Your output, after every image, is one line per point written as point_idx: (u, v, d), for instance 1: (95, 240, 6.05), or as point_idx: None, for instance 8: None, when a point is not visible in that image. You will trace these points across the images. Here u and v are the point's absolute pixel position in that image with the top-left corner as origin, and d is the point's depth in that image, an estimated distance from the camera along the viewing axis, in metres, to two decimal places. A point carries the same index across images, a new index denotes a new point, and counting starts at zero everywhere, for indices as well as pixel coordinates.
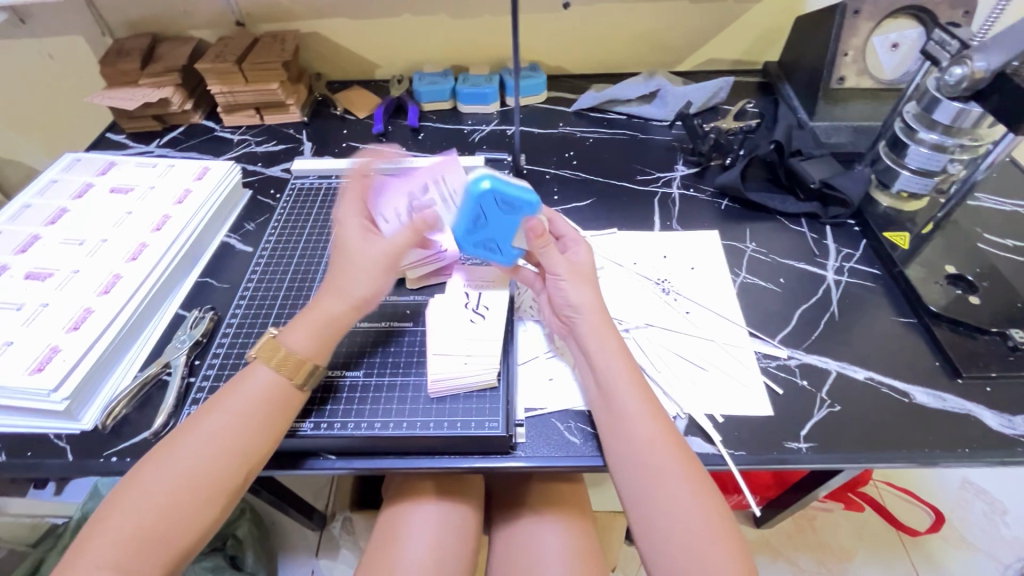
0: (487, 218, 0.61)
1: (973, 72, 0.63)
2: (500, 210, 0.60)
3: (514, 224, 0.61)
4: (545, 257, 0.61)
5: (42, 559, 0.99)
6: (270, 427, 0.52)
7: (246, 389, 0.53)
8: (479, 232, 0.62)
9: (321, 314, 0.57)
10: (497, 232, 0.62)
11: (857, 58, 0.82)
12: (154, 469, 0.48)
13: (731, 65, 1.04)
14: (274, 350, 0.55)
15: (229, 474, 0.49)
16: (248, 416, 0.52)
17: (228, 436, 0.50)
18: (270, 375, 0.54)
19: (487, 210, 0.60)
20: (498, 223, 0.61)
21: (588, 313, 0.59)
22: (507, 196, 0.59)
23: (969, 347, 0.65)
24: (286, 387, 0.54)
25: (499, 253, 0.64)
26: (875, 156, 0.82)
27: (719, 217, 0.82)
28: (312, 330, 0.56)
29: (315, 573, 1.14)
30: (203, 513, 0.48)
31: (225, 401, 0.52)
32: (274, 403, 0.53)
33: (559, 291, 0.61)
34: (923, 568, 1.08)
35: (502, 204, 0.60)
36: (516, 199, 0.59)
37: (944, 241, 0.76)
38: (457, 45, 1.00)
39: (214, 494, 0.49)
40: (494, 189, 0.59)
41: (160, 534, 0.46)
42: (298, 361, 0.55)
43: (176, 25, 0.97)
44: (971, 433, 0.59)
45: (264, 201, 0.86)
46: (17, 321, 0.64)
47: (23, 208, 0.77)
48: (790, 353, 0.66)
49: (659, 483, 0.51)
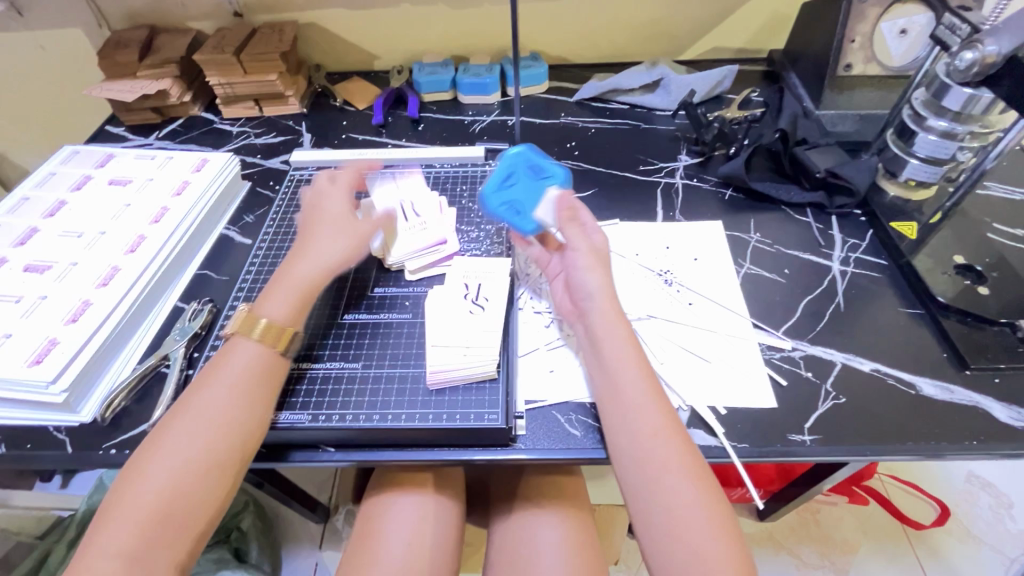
0: (516, 179, 0.70)
1: (984, 56, 0.61)
2: (529, 175, 0.71)
3: (540, 193, 0.69)
4: (568, 232, 0.63)
5: (48, 551, 0.99)
6: (261, 397, 0.52)
7: (233, 363, 0.53)
8: (508, 188, 0.70)
9: (297, 280, 0.59)
10: (522, 195, 0.69)
11: (864, 44, 0.80)
12: (151, 455, 0.48)
13: (735, 53, 1.02)
14: (253, 325, 0.55)
15: (231, 460, 0.49)
16: (240, 389, 0.52)
17: (221, 414, 0.50)
18: (255, 349, 0.54)
19: (517, 173, 0.71)
20: (526, 186, 0.70)
21: (598, 298, 0.59)
22: (538, 166, 0.72)
23: (976, 338, 0.64)
24: (273, 356, 0.54)
25: (519, 220, 0.68)
26: (881, 145, 0.81)
27: (723, 207, 0.81)
28: (291, 297, 0.57)
29: (320, 566, 1.14)
30: (212, 490, 0.48)
31: (212, 378, 0.52)
32: (262, 373, 0.53)
33: (572, 269, 0.61)
34: (928, 562, 1.07)
35: (532, 171, 0.72)
36: (544, 171, 0.72)
37: (953, 231, 0.75)
38: (457, 34, 0.99)
39: (220, 471, 0.48)
40: (527, 156, 0.72)
41: (170, 516, 0.46)
42: (279, 329, 0.55)
43: (174, 16, 0.96)
44: (979, 425, 0.58)
45: (263, 193, 0.85)
46: (16, 313, 0.64)
47: (22, 200, 0.76)
48: (795, 345, 0.66)
49: (659, 475, 0.50)
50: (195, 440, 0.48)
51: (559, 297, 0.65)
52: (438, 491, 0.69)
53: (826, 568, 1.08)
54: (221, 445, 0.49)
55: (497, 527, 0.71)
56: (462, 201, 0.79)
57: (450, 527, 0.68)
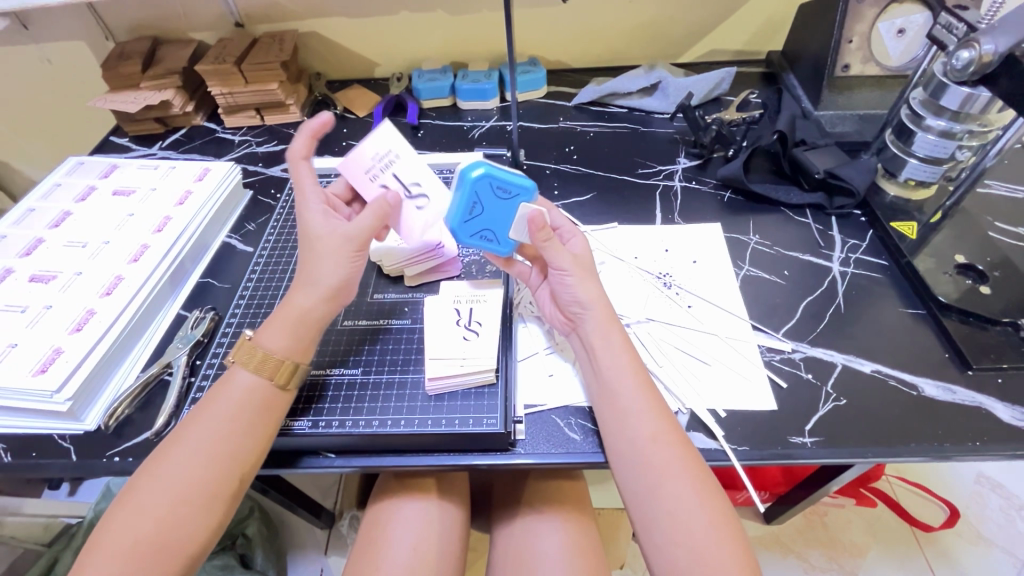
0: (483, 206, 0.59)
1: (981, 55, 0.61)
2: (497, 197, 0.59)
3: (511, 212, 0.60)
4: (550, 253, 0.59)
5: (56, 558, 1.00)
6: (257, 429, 0.52)
7: (228, 395, 0.53)
8: (476, 222, 0.60)
9: (292, 309, 0.57)
10: (495, 220, 0.60)
11: (862, 45, 0.80)
12: (149, 478, 0.49)
13: (734, 56, 1.03)
14: (251, 353, 0.55)
15: (225, 478, 0.50)
16: (234, 421, 0.52)
17: (217, 444, 0.50)
18: (251, 378, 0.54)
19: (482, 198, 0.59)
20: (494, 212, 0.60)
21: (588, 308, 0.58)
22: (505, 183, 0.58)
23: (979, 339, 0.63)
24: (268, 388, 0.54)
25: (496, 243, 0.62)
26: (881, 145, 0.81)
27: (722, 209, 0.81)
28: (286, 327, 0.56)
29: (325, 572, 1.15)
30: (203, 520, 0.48)
31: (209, 407, 0.52)
32: (257, 405, 0.53)
33: (559, 286, 0.59)
34: (938, 565, 1.06)
35: (499, 190, 0.58)
36: (514, 185, 0.58)
37: (954, 230, 0.75)
38: (456, 41, 0.99)
39: (213, 501, 0.49)
40: (490, 176, 0.57)
41: (162, 545, 0.46)
42: (276, 362, 0.54)
43: (176, 27, 0.98)
44: (983, 426, 0.58)
45: (264, 201, 0.86)
46: (21, 323, 0.64)
47: (26, 212, 0.78)
48: (794, 346, 0.65)
49: (660, 480, 0.50)
50: (191, 470, 0.49)
51: (547, 308, 0.64)
52: (443, 497, 0.69)
53: (834, 571, 1.07)
54: (216, 476, 0.49)
55: (498, 533, 0.71)
56: None
57: (455, 532, 0.68)
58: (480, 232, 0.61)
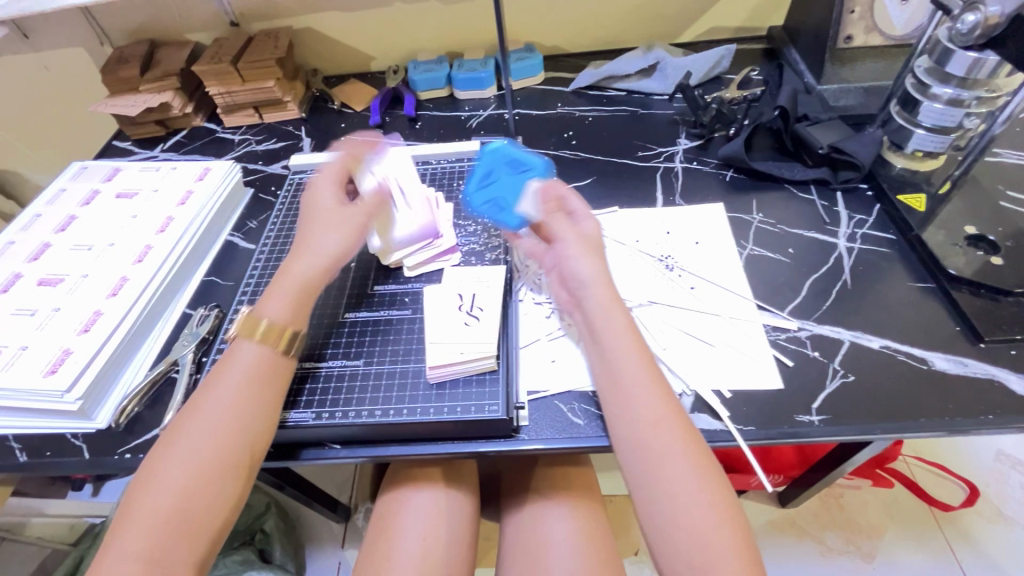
0: (497, 175, 0.74)
1: (986, 18, 0.60)
2: (510, 172, 0.74)
3: (521, 186, 0.71)
4: (557, 224, 0.62)
5: (82, 556, 1.02)
6: (266, 400, 0.53)
7: (235, 367, 0.54)
8: (486, 189, 0.74)
9: (293, 279, 0.58)
10: (504, 192, 0.72)
11: (864, 14, 0.78)
12: (161, 460, 0.49)
13: (733, 33, 1.01)
14: (254, 326, 0.55)
15: (235, 450, 0.50)
16: (244, 393, 0.52)
17: (230, 418, 0.51)
18: (256, 349, 0.55)
19: (497, 167, 0.75)
20: (506, 183, 0.73)
21: (594, 286, 0.58)
22: (518, 159, 0.75)
23: (991, 310, 0.62)
24: (274, 356, 0.55)
25: (505, 215, 0.70)
26: (885, 117, 0.79)
27: (724, 189, 0.80)
28: (288, 295, 0.57)
29: (343, 565, 1.15)
30: (224, 491, 0.49)
31: (216, 385, 0.53)
32: (263, 377, 0.54)
33: (564, 258, 0.60)
34: (959, 546, 1.04)
35: (513, 164, 0.74)
36: (526, 162, 0.75)
37: (964, 200, 0.73)
38: (450, 31, 0.99)
39: (229, 475, 0.49)
40: (505, 150, 0.76)
41: (183, 522, 0.46)
42: (279, 330, 0.55)
43: (174, 29, 0.98)
44: (995, 399, 0.56)
45: (265, 198, 0.87)
46: (31, 326, 0.66)
47: (34, 217, 0.79)
48: (800, 324, 0.64)
49: (663, 460, 0.50)
50: (206, 447, 0.49)
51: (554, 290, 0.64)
52: (451, 486, 0.69)
53: (851, 554, 1.06)
54: (231, 450, 0.50)
55: (507, 521, 0.71)
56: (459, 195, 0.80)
57: (464, 520, 0.68)
58: (490, 197, 0.73)
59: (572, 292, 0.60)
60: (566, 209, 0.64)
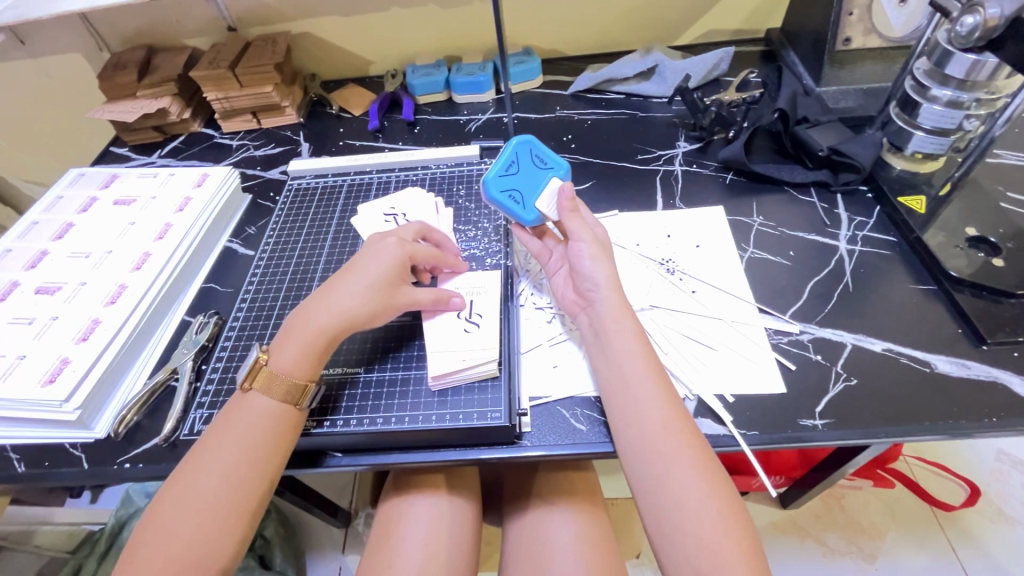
0: (520, 166, 0.66)
1: (986, 20, 0.59)
2: (534, 163, 0.67)
3: (542, 182, 0.66)
4: (571, 223, 0.62)
5: (82, 564, 1.01)
6: (276, 444, 0.52)
7: (246, 411, 0.53)
8: (510, 178, 0.65)
9: (314, 332, 0.56)
10: (525, 184, 0.66)
11: (863, 17, 0.78)
12: (170, 500, 0.49)
13: (731, 35, 1.01)
14: (267, 377, 0.55)
15: (244, 495, 0.50)
16: (254, 437, 0.52)
17: (239, 462, 0.51)
18: (267, 402, 0.54)
19: (521, 160, 0.66)
20: (529, 176, 0.66)
21: (604, 290, 0.58)
22: (544, 154, 0.67)
23: (993, 312, 0.62)
24: (286, 406, 0.54)
25: (521, 208, 0.65)
26: (886, 119, 0.79)
27: (724, 191, 0.80)
28: (305, 352, 0.56)
29: (343, 570, 1.14)
30: (230, 535, 0.49)
31: (227, 428, 0.53)
32: (275, 424, 0.53)
33: (576, 258, 0.61)
34: (961, 547, 1.04)
35: (537, 158, 0.67)
36: (551, 159, 0.67)
37: (964, 202, 0.73)
38: (448, 35, 0.99)
39: (236, 519, 0.49)
40: (533, 143, 0.67)
41: (188, 565, 0.47)
42: (287, 382, 0.54)
43: (171, 34, 0.98)
44: (999, 401, 0.56)
45: (264, 204, 0.86)
46: (28, 335, 0.65)
47: (31, 225, 0.78)
48: (803, 328, 0.64)
49: (668, 467, 0.49)
50: (214, 489, 0.49)
51: (560, 290, 0.66)
52: (453, 492, 0.69)
53: (853, 554, 1.06)
54: (238, 494, 0.50)
55: (509, 526, 0.70)
56: (459, 200, 0.79)
57: (466, 526, 0.68)
58: (511, 187, 0.65)
59: (580, 292, 0.61)
60: (579, 211, 0.64)
